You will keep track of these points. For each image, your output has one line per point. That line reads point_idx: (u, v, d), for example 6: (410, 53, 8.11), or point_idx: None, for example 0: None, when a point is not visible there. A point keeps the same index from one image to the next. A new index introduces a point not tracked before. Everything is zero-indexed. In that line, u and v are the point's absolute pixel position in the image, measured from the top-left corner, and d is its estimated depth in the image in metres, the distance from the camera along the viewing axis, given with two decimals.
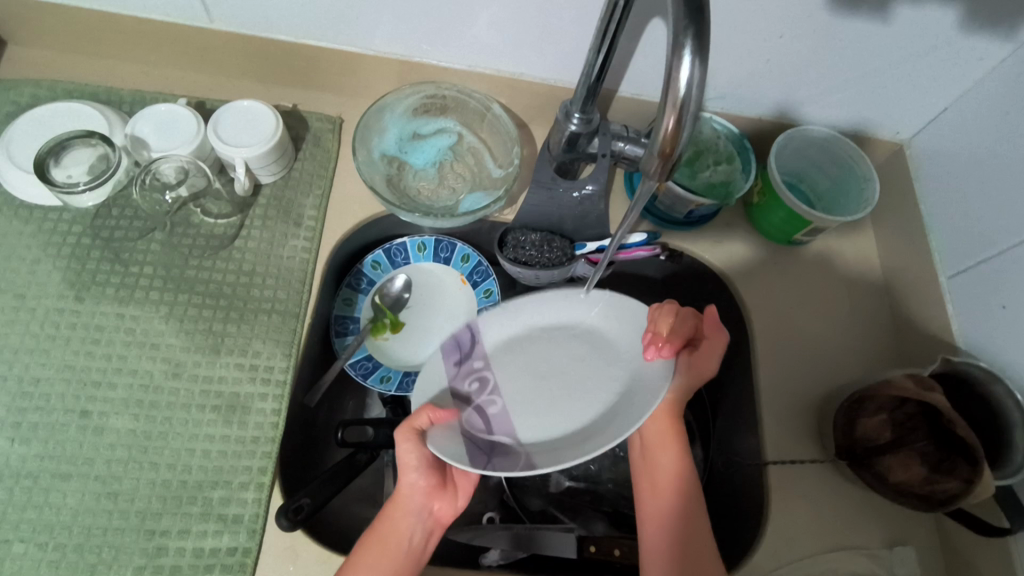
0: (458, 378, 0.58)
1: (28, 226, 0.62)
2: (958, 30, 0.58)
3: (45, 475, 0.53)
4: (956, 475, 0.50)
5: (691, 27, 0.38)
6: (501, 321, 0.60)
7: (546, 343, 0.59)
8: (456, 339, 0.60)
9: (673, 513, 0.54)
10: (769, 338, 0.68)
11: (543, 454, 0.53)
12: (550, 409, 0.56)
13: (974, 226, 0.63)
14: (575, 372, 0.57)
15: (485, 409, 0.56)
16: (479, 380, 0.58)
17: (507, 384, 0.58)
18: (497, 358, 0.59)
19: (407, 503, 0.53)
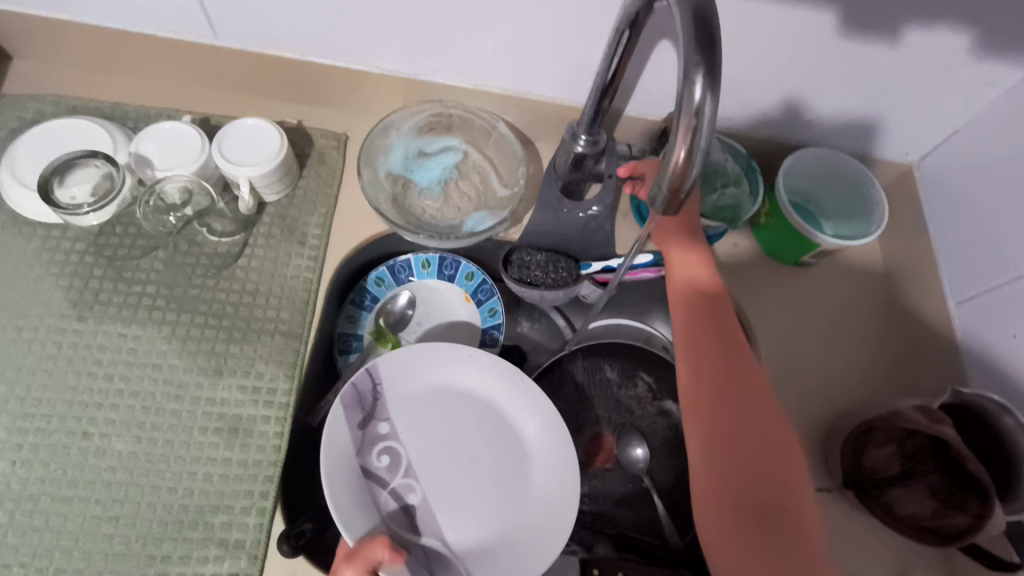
0: (365, 448, 0.56)
1: (31, 243, 0.62)
2: (971, 55, 0.58)
3: (46, 499, 0.53)
4: (967, 511, 0.51)
5: (703, 61, 0.37)
6: (407, 380, 0.59)
7: (457, 415, 0.59)
8: (359, 395, 0.57)
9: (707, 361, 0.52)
10: (778, 372, 0.67)
11: (474, 554, 0.54)
12: (468, 501, 0.56)
13: (985, 252, 0.63)
14: (490, 457, 0.58)
15: (404, 497, 0.55)
16: (388, 454, 0.56)
17: (422, 467, 0.57)
18: (409, 426, 0.58)
19: None
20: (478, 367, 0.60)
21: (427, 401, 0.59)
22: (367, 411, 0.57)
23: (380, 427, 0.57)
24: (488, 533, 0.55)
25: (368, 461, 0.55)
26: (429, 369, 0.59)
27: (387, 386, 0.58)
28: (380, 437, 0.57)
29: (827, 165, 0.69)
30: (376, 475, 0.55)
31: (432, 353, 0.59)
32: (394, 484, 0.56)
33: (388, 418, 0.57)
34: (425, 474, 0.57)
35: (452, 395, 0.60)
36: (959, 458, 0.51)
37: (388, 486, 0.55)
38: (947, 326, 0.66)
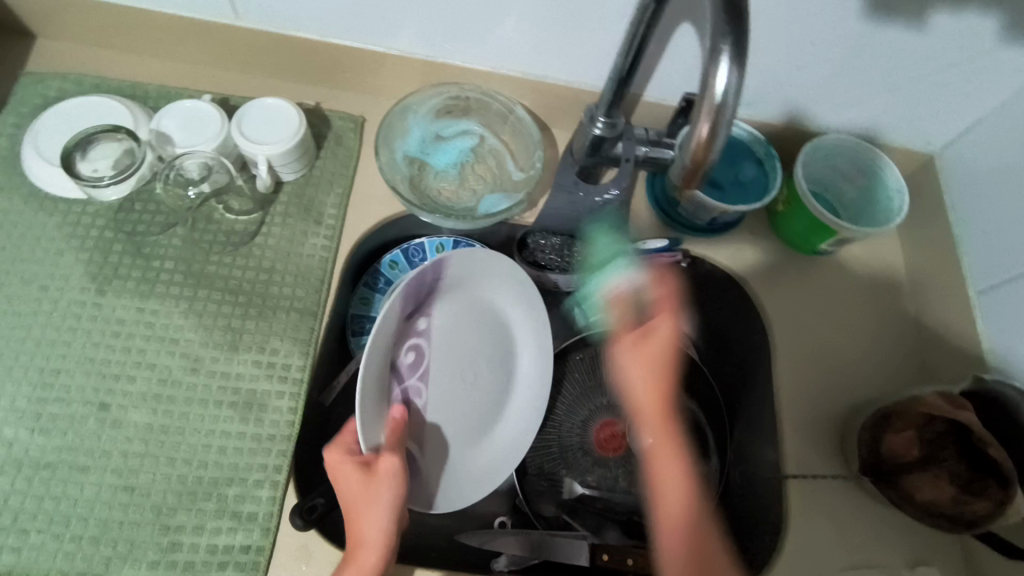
0: (400, 339, 0.61)
1: (52, 218, 0.62)
2: (998, 40, 0.57)
3: (64, 466, 0.53)
4: (988, 497, 0.51)
5: (730, 34, 0.37)
6: (465, 283, 0.63)
7: (486, 329, 0.66)
8: (420, 285, 0.59)
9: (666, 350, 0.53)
10: (781, 323, 0.68)
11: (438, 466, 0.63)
12: (457, 412, 0.64)
13: (1007, 241, 0.62)
14: (487, 385, 0.66)
15: (411, 397, 0.62)
16: (416, 352, 0.62)
17: (435, 374, 0.63)
18: (442, 330, 0.64)
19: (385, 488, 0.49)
20: (518, 308, 0.67)
21: (462, 311, 0.65)
22: (417, 304, 0.61)
23: (419, 324, 0.63)
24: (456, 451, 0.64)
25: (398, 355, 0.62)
26: (481, 280, 0.64)
27: (445, 282, 0.62)
28: (415, 333, 0.62)
29: (847, 152, 0.68)
30: (398, 371, 0.62)
31: (492, 271, 0.64)
32: (408, 384, 0.62)
33: (429, 315, 0.63)
34: (433, 379, 0.63)
35: (485, 310, 0.66)
36: (982, 444, 0.52)
37: (402, 384, 0.62)
38: (967, 314, 0.65)
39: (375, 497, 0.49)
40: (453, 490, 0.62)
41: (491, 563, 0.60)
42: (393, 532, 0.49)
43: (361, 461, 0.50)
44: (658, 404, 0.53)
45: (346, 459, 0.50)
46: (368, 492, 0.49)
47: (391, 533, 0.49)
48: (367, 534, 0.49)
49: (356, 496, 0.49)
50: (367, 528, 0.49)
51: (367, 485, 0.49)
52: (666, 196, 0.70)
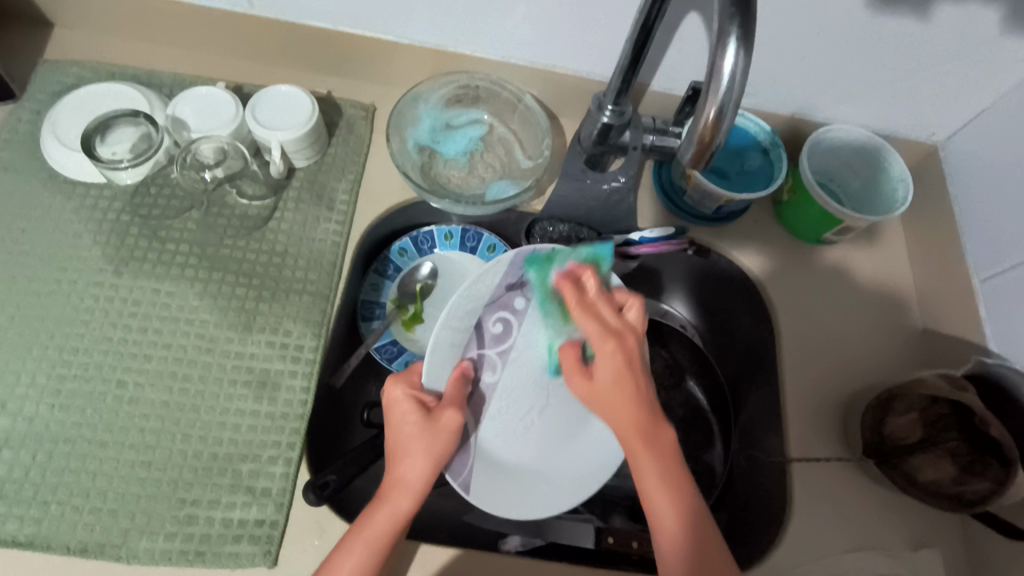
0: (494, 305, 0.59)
1: (71, 201, 0.64)
2: (1002, 29, 0.58)
3: (83, 442, 0.55)
4: (987, 476, 0.55)
5: (736, 16, 0.39)
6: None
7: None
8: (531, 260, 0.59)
9: (626, 353, 0.51)
10: (788, 309, 0.69)
11: (485, 466, 0.57)
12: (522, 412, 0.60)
13: (1009, 229, 0.62)
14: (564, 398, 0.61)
15: (482, 369, 0.58)
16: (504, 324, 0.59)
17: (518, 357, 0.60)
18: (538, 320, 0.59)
19: (440, 439, 0.49)
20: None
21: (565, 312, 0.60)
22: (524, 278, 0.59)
23: (516, 302, 0.59)
24: (509, 448, 0.59)
25: (484, 321, 0.59)
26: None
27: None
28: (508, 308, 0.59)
29: (851, 142, 0.69)
30: (482, 337, 0.59)
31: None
32: (485, 352, 0.59)
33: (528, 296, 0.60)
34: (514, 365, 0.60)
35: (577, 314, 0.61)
36: (983, 424, 0.55)
37: (480, 350, 0.58)
38: (970, 301, 0.65)
39: (428, 445, 0.48)
40: (495, 492, 0.57)
41: (497, 544, 0.61)
42: (430, 483, 0.49)
43: (422, 406, 0.51)
44: (621, 406, 0.50)
45: (407, 398, 0.51)
46: (423, 438, 0.49)
47: (428, 483, 0.48)
48: (406, 477, 0.48)
49: (410, 439, 0.49)
50: (410, 472, 0.48)
51: (425, 432, 0.49)
52: (673, 185, 0.71)
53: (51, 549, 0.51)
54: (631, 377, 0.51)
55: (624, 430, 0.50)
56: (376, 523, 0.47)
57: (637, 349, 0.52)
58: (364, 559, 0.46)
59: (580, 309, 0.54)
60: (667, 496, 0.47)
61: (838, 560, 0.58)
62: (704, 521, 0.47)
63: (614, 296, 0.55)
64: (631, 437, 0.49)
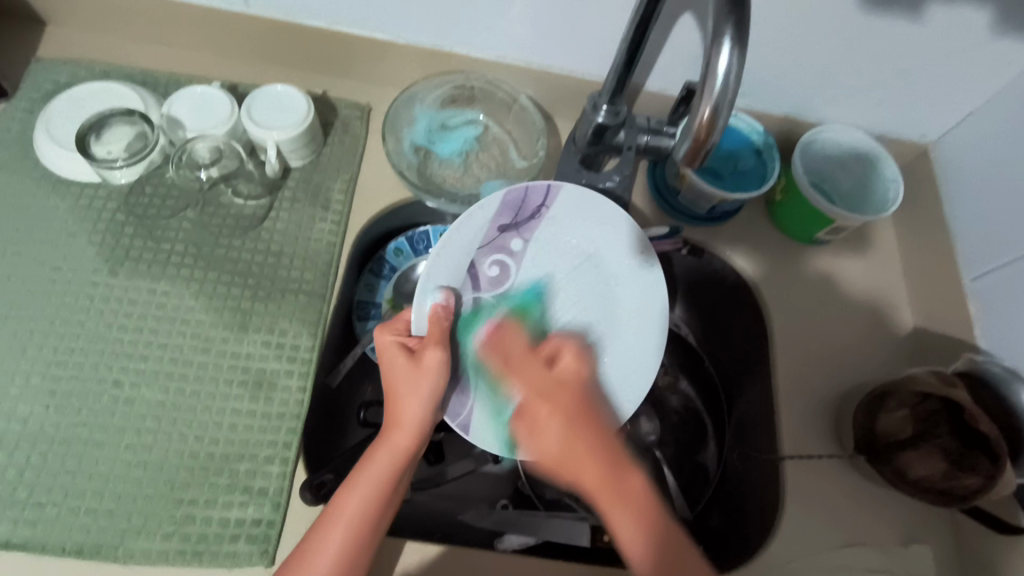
0: (487, 246, 0.60)
1: (65, 201, 0.63)
2: (990, 31, 0.59)
3: (79, 442, 0.54)
4: (977, 472, 0.55)
5: (731, 17, 0.39)
6: (575, 220, 0.61)
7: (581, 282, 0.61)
8: (525, 199, 0.60)
9: (570, 405, 0.50)
10: (779, 302, 0.70)
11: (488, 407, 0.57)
12: (525, 351, 0.59)
13: (997, 228, 0.63)
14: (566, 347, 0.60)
15: (479, 312, 0.59)
16: (499, 265, 0.60)
17: (513, 300, 0.60)
18: (539, 268, 0.61)
19: (426, 380, 0.50)
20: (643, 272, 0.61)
21: (555, 259, 0.61)
22: (516, 221, 0.61)
23: (512, 244, 0.61)
24: None
25: (480, 264, 0.60)
26: (584, 221, 0.61)
27: (552, 214, 0.61)
28: (504, 250, 0.60)
29: (843, 143, 0.70)
30: (478, 280, 0.59)
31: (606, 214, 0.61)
32: (482, 295, 0.59)
33: (524, 238, 0.61)
34: (512, 307, 0.60)
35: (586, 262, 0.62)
36: (972, 420, 0.56)
37: (476, 294, 0.59)
38: (960, 300, 0.66)
39: (416, 385, 0.50)
40: (497, 434, 0.56)
41: (495, 543, 0.61)
42: (427, 423, 0.50)
43: (407, 349, 0.52)
44: (583, 464, 0.46)
45: (393, 344, 0.52)
46: (410, 379, 0.50)
47: (426, 422, 0.50)
48: (406, 416, 0.50)
49: (399, 382, 0.51)
50: (406, 412, 0.50)
51: (412, 373, 0.51)
52: (667, 184, 0.71)
53: (46, 550, 0.51)
54: (573, 424, 0.48)
55: (588, 483, 0.46)
56: (375, 463, 0.48)
57: (575, 394, 0.51)
58: (368, 500, 0.47)
59: (511, 371, 0.54)
60: (634, 520, 0.45)
61: (831, 555, 0.58)
62: (680, 559, 0.44)
63: (546, 359, 0.54)
64: (596, 484, 0.46)
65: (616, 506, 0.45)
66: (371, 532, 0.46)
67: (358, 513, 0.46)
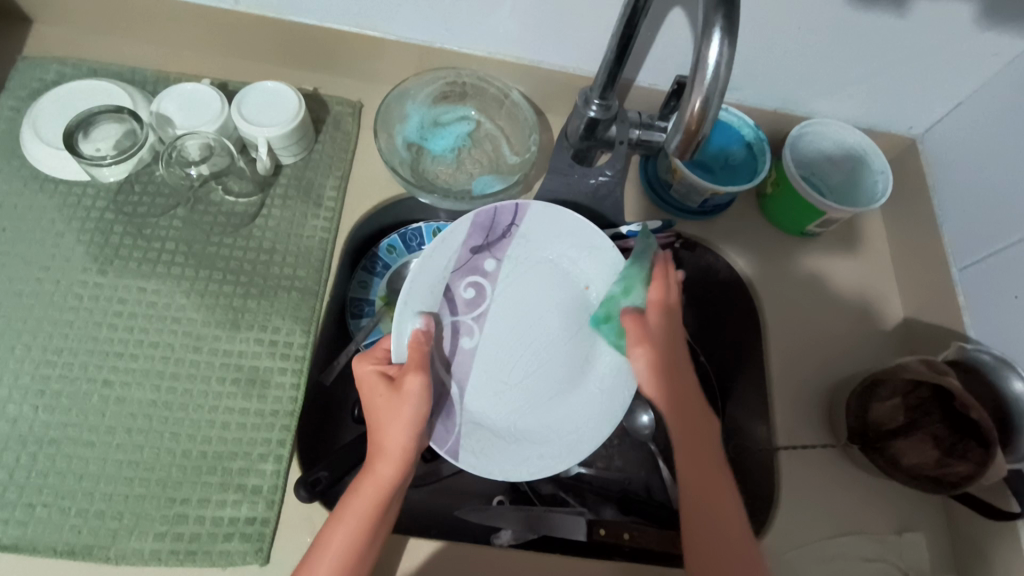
0: (462, 270, 0.61)
1: (53, 200, 0.63)
2: (976, 24, 0.59)
3: (68, 443, 0.54)
4: (969, 458, 0.55)
5: (721, 8, 0.39)
6: (546, 233, 0.63)
7: (559, 296, 0.63)
8: (494, 224, 0.62)
9: (674, 328, 0.57)
10: (773, 298, 0.70)
11: (474, 429, 0.58)
12: (506, 370, 0.61)
13: (986, 219, 0.64)
14: (550, 364, 0.62)
15: (460, 336, 0.60)
16: (474, 288, 0.62)
17: (492, 322, 0.61)
18: (511, 287, 0.63)
19: (406, 409, 0.50)
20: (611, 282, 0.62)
21: (531, 273, 0.63)
22: (487, 242, 0.62)
23: (485, 265, 0.62)
24: (500, 414, 0.60)
25: (456, 287, 0.61)
26: (555, 235, 0.63)
27: (522, 231, 0.63)
28: (479, 273, 0.62)
29: (832, 137, 0.70)
30: (455, 304, 0.61)
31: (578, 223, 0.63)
32: (460, 318, 0.61)
33: (497, 258, 0.62)
34: (489, 328, 0.61)
35: (563, 280, 0.64)
36: (964, 407, 0.56)
37: (454, 317, 0.61)
38: (951, 289, 0.67)
39: (397, 412, 0.50)
40: (482, 453, 0.57)
41: (491, 539, 0.61)
42: (412, 450, 0.50)
43: (387, 378, 0.52)
44: (674, 375, 0.56)
45: (373, 373, 0.52)
46: (391, 407, 0.50)
47: (411, 450, 0.50)
48: (387, 447, 0.50)
49: (380, 411, 0.51)
50: (389, 441, 0.50)
51: (392, 401, 0.50)
52: (659, 179, 0.71)
53: (37, 552, 0.50)
54: (666, 364, 0.56)
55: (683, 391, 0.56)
56: (361, 492, 0.49)
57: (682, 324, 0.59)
58: (354, 527, 0.48)
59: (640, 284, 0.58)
60: (710, 435, 0.55)
61: (824, 545, 0.59)
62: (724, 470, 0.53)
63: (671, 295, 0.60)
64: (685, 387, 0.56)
65: (700, 412, 0.55)
66: (359, 563, 0.48)
67: (343, 543, 0.47)
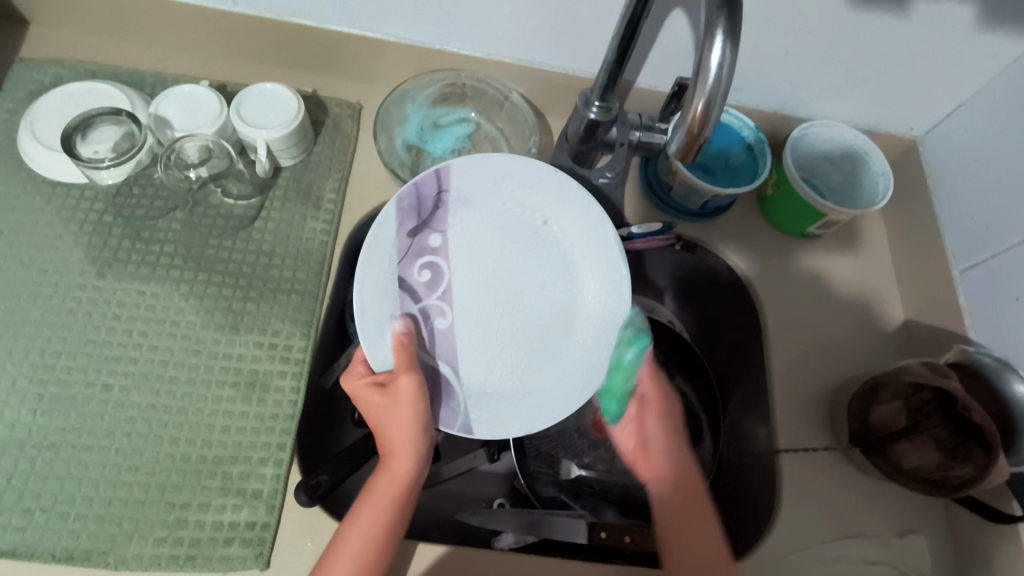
0: (410, 257, 0.58)
1: (51, 202, 0.62)
2: (976, 26, 0.59)
3: (67, 447, 0.54)
4: (972, 462, 0.55)
5: (723, 10, 0.39)
6: (483, 195, 0.59)
7: (525, 249, 0.60)
8: (420, 198, 0.58)
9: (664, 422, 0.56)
10: (768, 292, 0.71)
11: (476, 401, 0.57)
12: (491, 335, 0.58)
13: (986, 221, 0.64)
14: (534, 320, 0.59)
15: (432, 319, 0.58)
16: (430, 269, 0.58)
17: (459, 294, 0.58)
18: (466, 253, 0.59)
19: (407, 406, 0.51)
20: (572, 211, 0.59)
21: (484, 234, 0.59)
22: (422, 220, 0.58)
23: (432, 241, 0.58)
24: (495, 380, 0.58)
25: (409, 274, 0.58)
26: (490, 184, 0.59)
27: (455, 198, 0.59)
28: (428, 250, 0.58)
29: (834, 139, 0.70)
30: (415, 291, 0.58)
31: (512, 168, 0.59)
32: (426, 302, 0.58)
33: (440, 233, 0.59)
34: (457, 300, 0.58)
35: (519, 228, 0.60)
36: (966, 410, 0.57)
37: (420, 304, 0.58)
38: (952, 291, 0.67)
39: (403, 410, 0.51)
40: (490, 421, 0.56)
41: (491, 542, 0.61)
42: (424, 441, 0.51)
43: (378, 383, 0.52)
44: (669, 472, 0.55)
45: (364, 384, 0.52)
46: (395, 407, 0.51)
47: (423, 443, 0.51)
48: (403, 440, 0.50)
49: (383, 412, 0.51)
50: (400, 438, 0.51)
51: (394, 400, 0.51)
52: (660, 180, 0.71)
53: (36, 557, 0.50)
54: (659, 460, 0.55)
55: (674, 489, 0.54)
56: (379, 489, 0.49)
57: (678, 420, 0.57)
58: (376, 520, 0.48)
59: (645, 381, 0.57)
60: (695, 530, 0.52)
61: (826, 548, 0.59)
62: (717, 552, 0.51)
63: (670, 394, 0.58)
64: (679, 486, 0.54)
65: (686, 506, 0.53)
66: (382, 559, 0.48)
67: (369, 539, 0.47)
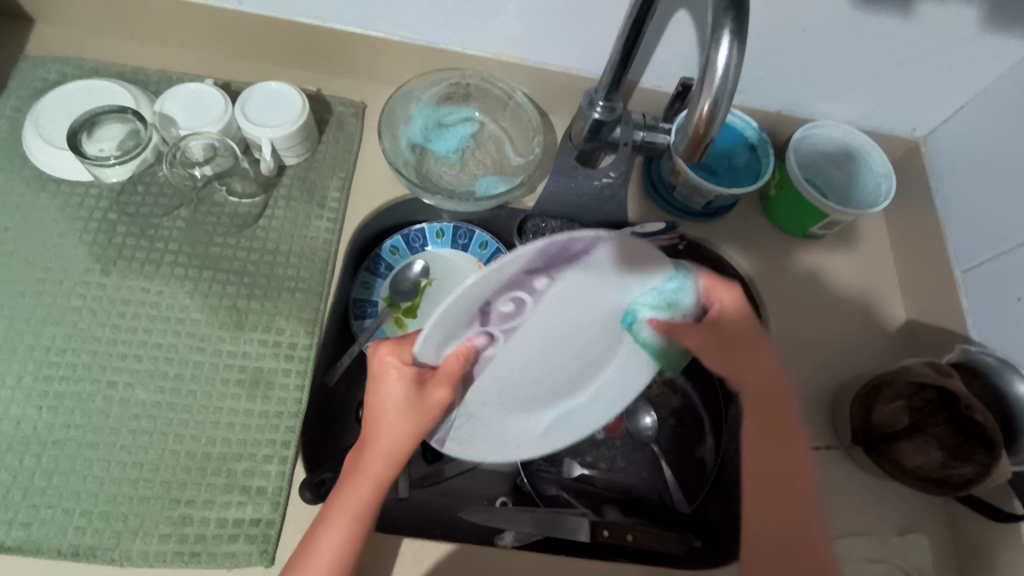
0: (507, 290, 0.47)
1: (55, 200, 0.62)
2: (980, 28, 0.59)
3: (72, 444, 0.54)
4: (973, 461, 0.56)
5: (730, 11, 0.40)
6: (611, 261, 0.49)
7: (597, 307, 0.53)
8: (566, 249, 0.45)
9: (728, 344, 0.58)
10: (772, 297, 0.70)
11: (466, 420, 0.56)
12: (511, 369, 0.55)
13: (988, 221, 0.64)
14: (548, 367, 0.56)
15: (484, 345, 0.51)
16: (514, 304, 0.49)
17: (520, 333, 0.51)
18: (552, 302, 0.50)
19: (419, 423, 0.50)
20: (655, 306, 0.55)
21: (585, 288, 0.50)
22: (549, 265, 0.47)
23: (536, 283, 0.48)
24: (492, 407, 0.56)
25: (495, 302, 0.48)
26: (628, 256, 0.49)
27: (592, 258, 0.48)
28: (527, 289, 0.48)
29: (835, 139, 0.71)
30: (488, 316, 0.49)
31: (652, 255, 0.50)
32: (489, 329, 0.50)
33: (552, 278, 0.48)
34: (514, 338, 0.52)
35: (606, 293, 0.52)
36: (968, 409, 0.56)
37: (483, 329, 0.50)
38: (954, 290, 0.67)
39: (415, 422, 0.50)
40: (470, 442, 0.56)
41: (495, 539, 0.61)
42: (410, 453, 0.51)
43: (410, 381, 0.50)
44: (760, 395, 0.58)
45: (392, 376, 0.50)
46: (405, 417, 0.50)
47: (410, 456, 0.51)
48: (384, 449, 0.50)
49: (392, 417, 0.50)
50: (393, 448, 0.50)
51: (411, 410, 0.49)
52: (662, 180, 0.71)
53: (41, 554, 0.50)
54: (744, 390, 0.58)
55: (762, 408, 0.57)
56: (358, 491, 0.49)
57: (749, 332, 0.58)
58: (348, 527, 0.49)
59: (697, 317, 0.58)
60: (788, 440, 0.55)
61: None
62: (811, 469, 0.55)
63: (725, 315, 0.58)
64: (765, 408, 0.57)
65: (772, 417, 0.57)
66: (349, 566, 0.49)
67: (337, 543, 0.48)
